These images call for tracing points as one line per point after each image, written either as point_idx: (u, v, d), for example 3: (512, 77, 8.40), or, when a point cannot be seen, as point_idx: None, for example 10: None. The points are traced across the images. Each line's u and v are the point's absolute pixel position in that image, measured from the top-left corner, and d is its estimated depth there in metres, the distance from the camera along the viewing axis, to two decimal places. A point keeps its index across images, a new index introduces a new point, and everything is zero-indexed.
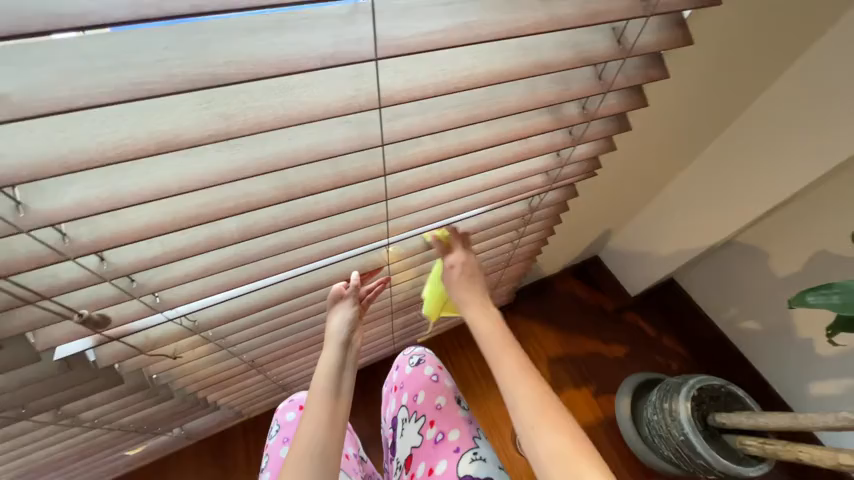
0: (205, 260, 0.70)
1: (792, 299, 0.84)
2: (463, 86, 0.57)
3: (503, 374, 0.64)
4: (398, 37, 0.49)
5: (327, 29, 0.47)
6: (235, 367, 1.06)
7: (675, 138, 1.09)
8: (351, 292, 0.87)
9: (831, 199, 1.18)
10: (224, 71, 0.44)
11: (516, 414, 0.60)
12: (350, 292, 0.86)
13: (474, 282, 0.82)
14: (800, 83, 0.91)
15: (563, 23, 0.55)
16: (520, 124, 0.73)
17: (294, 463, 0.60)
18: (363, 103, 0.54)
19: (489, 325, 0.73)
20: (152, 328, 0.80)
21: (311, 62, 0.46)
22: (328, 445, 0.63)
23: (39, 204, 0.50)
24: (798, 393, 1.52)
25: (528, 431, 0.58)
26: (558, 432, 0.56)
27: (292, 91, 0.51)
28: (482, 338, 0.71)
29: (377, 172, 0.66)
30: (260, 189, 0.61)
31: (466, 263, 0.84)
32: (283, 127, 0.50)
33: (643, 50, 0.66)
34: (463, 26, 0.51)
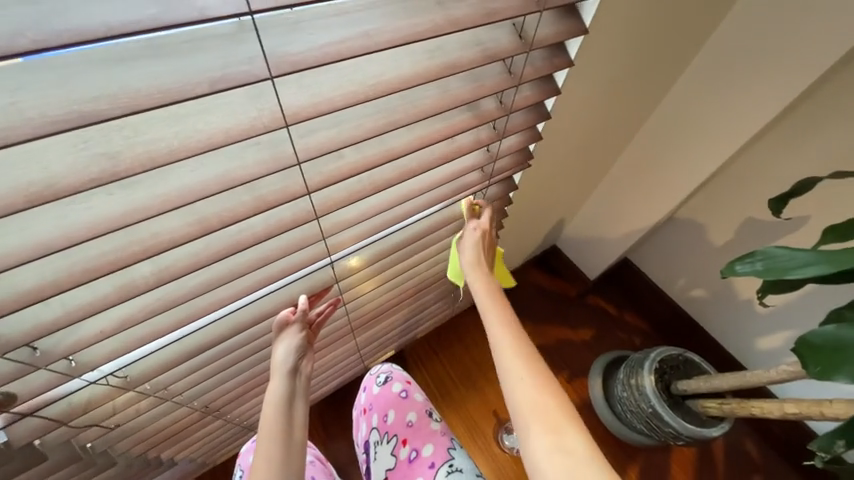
0: (124, 311, 0.64)
1: (725, 269, 0.89)
2: (373, 94, 0.55)
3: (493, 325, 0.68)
4: (288, 53, 0.46)
5: (213, 52, 0.44)
6: (186, 417, 0.98)
7: (612, 121, 1.14)
8: (299, 316, 0.84)
9: (751, 171, 1.29)
10: (96, 108, 0.40)
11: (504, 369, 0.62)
12: (298, 317, 0.84)
13: (489, 249, 0.87)
14: (712, 58, 1.00)
15: (462, 24, 0.55)
16: (442, 125, 0.73)
17: None
18: (268, 124, 0.50)
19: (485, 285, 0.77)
20: (75, 394, 0.73)
21: (199, 87, 0.42)
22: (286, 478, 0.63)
23: None
24: (747, 349, 1.64)
25: (509, 376, 0.61)
26: (537, 384, 0.59)
27: (185, 120, 0.48)
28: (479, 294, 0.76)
29: (297, 192, 0.62)
30: (172, 226, 0.56)
31: (487, 231, 0.89)
32: (180, 159, 0.46)
33: (542, 44, 0.67)
34: (361, 36, 0.49)
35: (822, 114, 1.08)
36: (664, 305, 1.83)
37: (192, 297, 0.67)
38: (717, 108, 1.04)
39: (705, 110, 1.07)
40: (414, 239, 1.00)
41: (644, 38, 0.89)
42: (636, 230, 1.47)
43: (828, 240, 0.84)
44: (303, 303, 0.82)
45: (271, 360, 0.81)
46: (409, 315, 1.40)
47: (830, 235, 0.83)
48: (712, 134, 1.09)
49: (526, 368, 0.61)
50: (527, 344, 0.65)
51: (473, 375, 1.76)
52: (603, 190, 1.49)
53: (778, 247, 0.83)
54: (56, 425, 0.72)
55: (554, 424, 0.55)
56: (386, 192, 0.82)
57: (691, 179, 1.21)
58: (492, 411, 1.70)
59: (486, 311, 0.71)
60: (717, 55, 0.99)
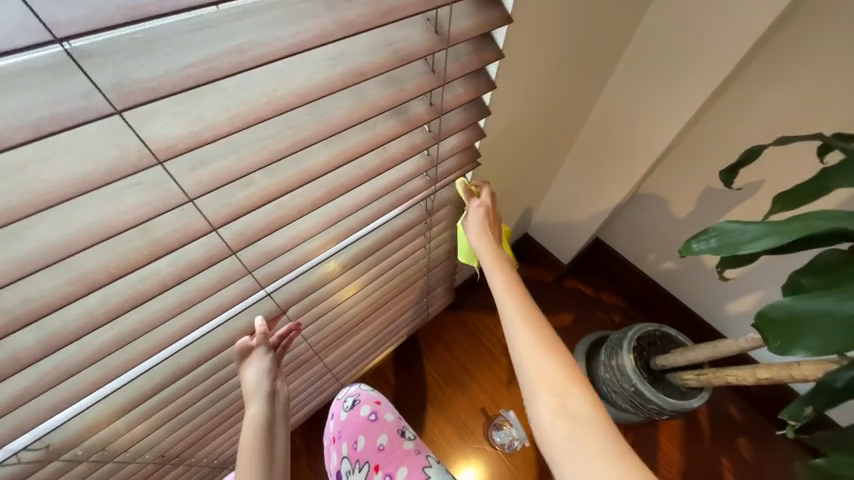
0: (16, 385, 0.57)
1: (683, 250, 0.87)
2: (263, 115, 0.48)
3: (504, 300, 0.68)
4: (135, 80, 0.39)
5: (32, 92, 0.37)
6: (139, 470, 0.91)
7: (566, 99, 1.08)
8: (260, 340, 0.77)
9: (705, 137, 1.27)
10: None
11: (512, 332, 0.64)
12: (259, 341, 0.77)
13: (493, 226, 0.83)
14: (655, 30, 0.97)
15: (355, 27, 0.48)
16: (366, 135, 0.66)
17: None
18: (135, 163, 0.44)
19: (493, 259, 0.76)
20: None
21: (17, 134, 0.35)
22: None
23: None
24: (720, 313, 1.66)
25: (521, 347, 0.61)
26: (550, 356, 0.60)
27: (24, 169, 0.41)
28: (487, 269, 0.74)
29: (200, 230, 0.56)
30: (50, 287, 0.50)
31: (489, 208, 0.85)
32: (16, 220, 0.39)
33: (461, 37, 0.60)
34: (229, 52, 0.43)
35: (762, 74, 1.07)
36: (638, 280, 1.83)
37: (98, 357, 0.60)
38: (670, 74, 0.99)
39: (658, 79, 1.02)
40: (371, 252, 0.94)
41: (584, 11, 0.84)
42: (600, 210, 1.45)
43: (777, 210, 0.82)
44: (263, 325, 0.77)
45: (242, 388, 0.75)
46: (380, 326, 1.35)
47: (778, 205, 0.81)
48: (664, 103, 1.05)
49: (539, 337, 0.62)
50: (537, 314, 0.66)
51: (456, 375, 1.73)
52: (564, 172, 1.46)
53: (730, 222, 0.82)
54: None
55: (568, 393, 0.56)
56: (320, 212, 0.76)
57: (646, 155, 1.18)
58: (480, 409, 1.68)
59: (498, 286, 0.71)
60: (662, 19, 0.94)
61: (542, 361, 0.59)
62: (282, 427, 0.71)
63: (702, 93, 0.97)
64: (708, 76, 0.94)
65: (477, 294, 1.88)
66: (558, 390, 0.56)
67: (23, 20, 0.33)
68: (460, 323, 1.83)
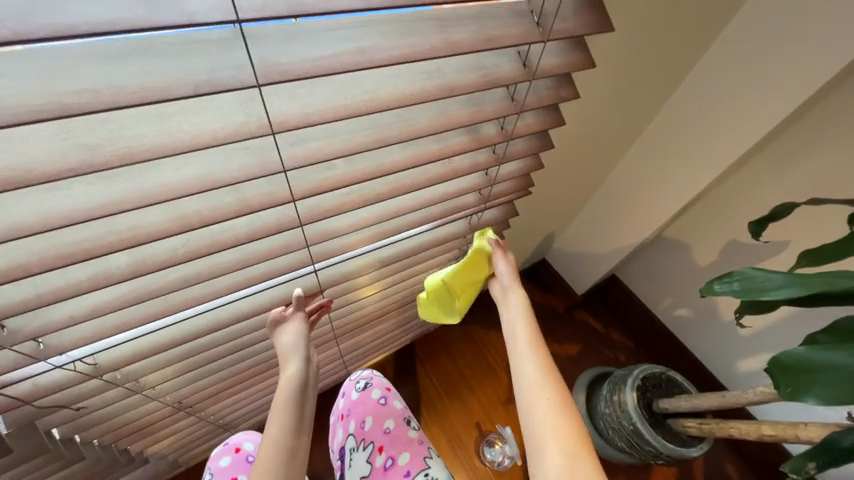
0: (98, 299, 0.64)
1: (704, 289, 0.90)
2: (365, 110, 0.56)
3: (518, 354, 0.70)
4: (279, 63, 0.47)
5: (202, 58, 0.45)
6: (157, 411, 0.96)
7: (602, 137, 1.16)
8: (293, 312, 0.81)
9: (738, 195, 1.31)
10: (76, 100, 0.40)
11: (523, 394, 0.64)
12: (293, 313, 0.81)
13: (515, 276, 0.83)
14: (698, 84, 1.03)
15: (459, 48, 0.55)
16: (437, 144, 0.73)
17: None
18: (254, 130, 0.51)
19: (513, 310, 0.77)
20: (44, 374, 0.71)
21: (184, 89, 0.43)
22: (291, 469, 0.62)
23: None
24: (728, 371, 1.65)
25: (528, 402, 0.63)
26: (556, 414, 0.60)
27: (172, 119, 0.49)
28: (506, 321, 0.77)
29: (283, 198, 0.63)
30: (154, 220, 0.57)
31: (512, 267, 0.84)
32: (159, 157, 0.47)
33: (547, 72, 0.67)
34: (354, 51, 0.50)
35: (800, 142, 1.12)
36: (651, 325, 1.84)
37: (167, 291, 0.67)
38: (709, 128, 1.05)
39: (691, 131, 1.09)
40: (411, 253, 1.02)
41: (631, 58, 0.93)
42: (622, 248, 1.49)
43: (803, 264, 0.85)
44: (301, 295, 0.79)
45: (276, 347, 0.78)
46: (398, 325, 1.40)
47: (805, 259, 0.84)
48: (696, 156, 1.11)
49: (546, 394, 0.62)
50: (551, 369, 0.66)
51: (456, 385, 1.75)
52: (592, 205, 1.51)
53: (756, 269, 0.85)
54: (18, 403, 0.70)
55: (573, 455, 0.56)
56: (378, 205, 0.83)
57: (675, 199, 1.22)
58: (475, 422, 1.69)
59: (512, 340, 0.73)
60: (703, 78, 1.01)
61: (550, 424, 0.59)
62: (311, 392, 0.74)
63: (738, 150, 1.01)
64: (745, 134, 0.99)
65: (488, 309, 1.92)
66: (563, 451, 0.56)
67: (220, 3, 0.41)
68: (468, 335, 1.86)
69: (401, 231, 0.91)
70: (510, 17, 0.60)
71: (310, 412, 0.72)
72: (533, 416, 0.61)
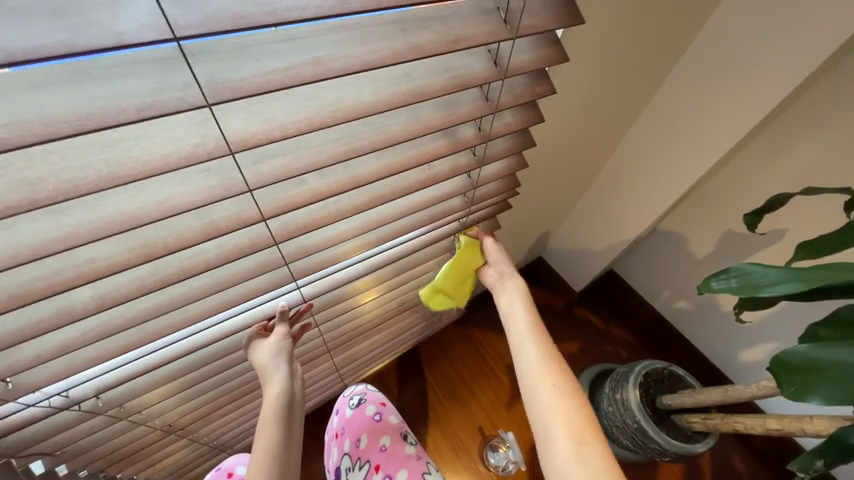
0: (64, 336, 0.61)
1: (702, 286, 0.89)
2: (330, 120, 0.53)
3: (517, 336, 0.68)
4: (229, 79, 0.44)
5: (145, 79, 0.42)
6: (146, 436, 0.93)
7: (593, 131, 1.13)
8: (280, 319, 0.79)
9: (731, 182, 1.29)
10: (5, 135, 0.37)
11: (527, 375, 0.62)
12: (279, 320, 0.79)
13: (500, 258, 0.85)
14: (687, 75, 1.00)
15: (425, 51, 0.52)
16: (413, 151, 0.70)
17: None
18: (211, 150, 0.48)
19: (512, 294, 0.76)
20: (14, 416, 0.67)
21: (125, 114, 0.40)
22: None
23: None
24: (731, 361, 1.63)
25: (531, 383, 0.61)
26: (564, 397, 0.58)
27: (121, 145, 0.46)
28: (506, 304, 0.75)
29: (252, 217, 0.60)
30: (114, 251, 0.54)
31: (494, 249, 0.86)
32: (110, 188, 0.44)
33: (517, 71, 0.65)
34: (312, 62, 0.47)
35: (793, 127, 1.10)
36: (651, 317, 1.82)
37: (138, 321, 0.64)
38: (700, 118, 1.02)
39: (683, 120, 1.06)
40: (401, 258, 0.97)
41: (621, 49, 0.89)
42: (617, 243, 1.46)
43: (800, 257, 0.83)
44: (285, 307, 0.78)
45: (255, 367, 0.75)
46: (394, 332, 1.38)
47: (803, 251, 0.82)
48: (690, 145, 1.08)
49: (552, 375, 0.60)
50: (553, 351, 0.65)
51: (457, 390, 1.73)
52: (585, 201, 1.49)
53: (753, 265, 0.83)
54: None
55: (585, 439, 0.54)
56: (358, 217, 0.80)
57: (669, 192, 1.20)
58: (477, 428, 1.66)
59: (512, 321, 0.71)
60: (691, 68, 0.99)
61: (556, 407, 0.57)
62: (297, 410, 0.72)
63: (730, 139, 0.99)
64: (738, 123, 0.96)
65: (486, 310, 1.89)
66: (575, 435, 0.54)
67: (153, 20, 0.38)
68: (467, 338, 1.83)
69: (384, 241, 0.88)
70: (477, 15, 0.57)
71: (298, 434, 0.70)
72: (539, 396, 0.59)
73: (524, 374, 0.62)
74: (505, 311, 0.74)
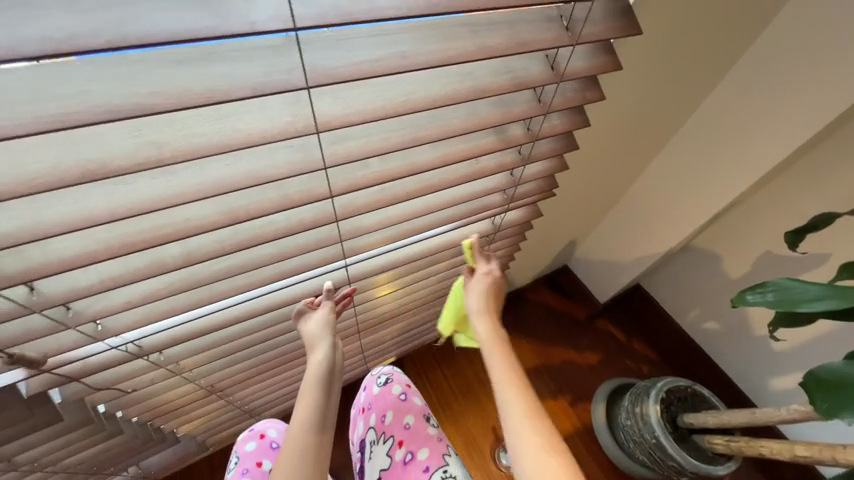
0: (149, 287, 0.69)
1: (735, 300, 0.87)
2: (401, 110, 0.59)
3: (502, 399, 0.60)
4: (325, 67, 0.51)
5: (259, 61, 0.49)
6: (193, 393, 1.02)
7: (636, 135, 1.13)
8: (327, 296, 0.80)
9: (770, 203, 1.27)
10: (153, 101, 0.44)
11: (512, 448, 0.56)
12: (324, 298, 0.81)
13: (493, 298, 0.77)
14: (735, 89, 1.00)
15: (492, 52, 0.57)
16: (466, 145, 0.75)
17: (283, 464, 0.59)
18: (301, 128, 0.55)
19: (491, 343, 0.68)
20: (94, 356, 0.76)
21: (242, 91, 0.47)
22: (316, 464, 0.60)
23: None
24: (759, 387, 1.58)
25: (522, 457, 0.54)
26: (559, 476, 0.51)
27: (228, 118, 0.53)
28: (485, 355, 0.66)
29: (321, 194, 0.66)
30: (203, 213, 0.61)
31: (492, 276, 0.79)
32: (218, 153, 0.51)
33: (574, 75, 0.69)
34: (395, 56, 0.53)
35: (839, 153, 1.08)
36: (676, 336, 1.79)
37: (213, 279, 0.72)
38: (748, 132, 1.01)
39: (732, 128, 1.03)
40: (437, 250, 1.03)
41: (676, 51, 0.89)
42: (647, 255, 1.45)
43: (842, 277, 0.82)
44: (332, 286, 0.79)
45: (304, 337, 0.78)
46: (419, 323, 1.43)
47: (843, 273, 0.82)
48: (732, 159, 1.07)
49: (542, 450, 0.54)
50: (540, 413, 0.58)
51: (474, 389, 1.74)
52: (617, 211, 1.49)
53: (790, 280, 0.82)
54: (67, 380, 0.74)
55: None
56: (406, 204, 0.85)
57: (704, 205, 1.19)
58: (491, 427, 1.67)
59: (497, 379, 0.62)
60: (739, 81, 0.99)
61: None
62: (336, 380, 0.73)
63: (774, 156, 0.98)
64: (783, 140, 0.95)
65: (508, 313, 1.91)
66: None
67: (279, 12, 0.44)
68: None
69: (425, 229, 0.93)
70: (540, 21, 0.62)
71: (336, 403, 0.71)
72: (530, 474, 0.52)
73: (516, 464, 0.54)
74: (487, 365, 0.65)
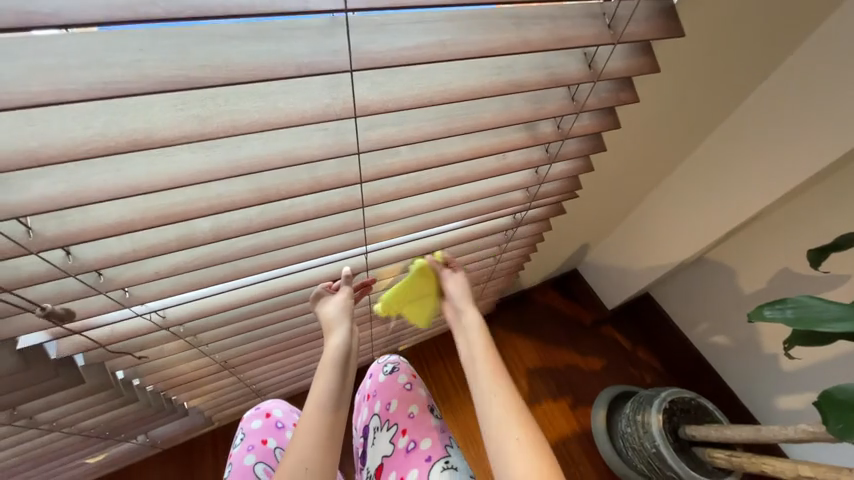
0: (177, 258, 0.70)
1: (751, 313, 0.86)
2: (438, 100, 0.59)
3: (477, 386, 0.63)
4: (369, 51, 0.51)
5: (306, 41, 0.49)
6: (207, 367, 1.04)
7: (651, 150, 1.07)
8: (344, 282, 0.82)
9: (792, 221, 1.24)
10: (202, 76, 0.45)
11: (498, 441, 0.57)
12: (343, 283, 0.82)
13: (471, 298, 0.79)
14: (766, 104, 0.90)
15: (533, 47, 0.57)
16: (495, 139, 0.75)
17: (299, 441, 0.60)
18: (340, 112, 0.56)
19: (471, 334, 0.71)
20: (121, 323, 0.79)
21: (289, 69, 0.48)
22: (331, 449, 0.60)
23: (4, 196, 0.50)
24: (765, 407, 1.55)
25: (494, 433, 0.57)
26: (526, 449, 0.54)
27: (269, 96, 0.53)
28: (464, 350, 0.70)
29: (351, 179, 0.67)
30: (234, 190, 0.62)
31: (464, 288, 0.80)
32: (259, 131, 0.52)
33: (611, 76, 0.68)
34: (436, 44, 0.53)
35: None
36: (682, 347, 1.78)
37: (239, 256, 0.73)
38: (771, 150, 0.93)
39: (754, 147, 0.96)
40: (453, 244, 1.03)
41: (697, 65, 0.82)
42: (657, 267, 1.40)
43: None
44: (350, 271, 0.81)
45: (322, 319, 0.79)
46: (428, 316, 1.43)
47: None
48: (753, 176, 1.00)
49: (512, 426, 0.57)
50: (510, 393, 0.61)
51: None
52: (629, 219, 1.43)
53: (811, 298, 0.81)
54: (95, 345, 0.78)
55: None
56: (430, 195, 0.85)
57: (718, 222, 1.13)
58: None
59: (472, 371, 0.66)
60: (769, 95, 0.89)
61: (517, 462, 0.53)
62: (352, 366, 0.73)
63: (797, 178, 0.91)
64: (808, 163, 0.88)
65: (515, 313, 1.91)
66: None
67: None
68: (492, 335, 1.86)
69: (445, 223, 0.93)
70: (583, 18, 0.61)
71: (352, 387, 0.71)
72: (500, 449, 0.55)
73: (489, 446, 0.56)
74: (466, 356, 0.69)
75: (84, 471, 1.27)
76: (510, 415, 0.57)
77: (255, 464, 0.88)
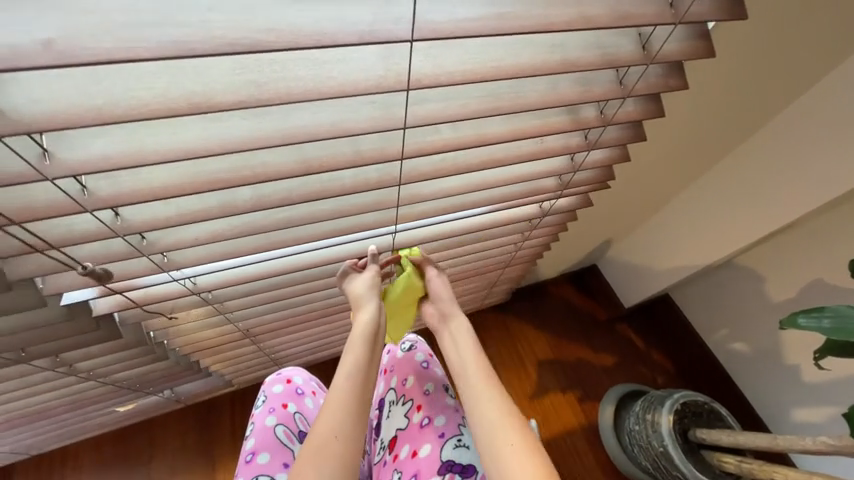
0: (219, 226, 0.72)
1: (784, 321, 0.80)
2: (488, 75, 0.58)
3: (469, 389, 0.63)
4: (431, 22, 0.50)
5: (365, 7, 0.48)
6: (230, 333, 1.07)
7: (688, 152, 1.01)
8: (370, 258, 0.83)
9: (833, 232, 1.17)
10: (265, 39, 0.45)
11: (485, 448, 0.57)
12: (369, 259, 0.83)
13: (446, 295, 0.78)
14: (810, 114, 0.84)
15: (593, 23, 0.55)
16: (537, 121, 0.73)
17: (335, 402, 0.63)
18: (391, 85, 0.55)
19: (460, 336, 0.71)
20: (156, 286, 0.83)
21: (349, 37, 0.47)
22: (359, 422, 0.62)
23: (63, 153, 0.52)
24: (779, 416, 1.53)
25: (489, 444, 0.56)
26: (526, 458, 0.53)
27: (324, 65, 0.53)
28: (451, 352, 0.70)
29: (393, 154, 0.67)
30: (282, 162, 0.63)
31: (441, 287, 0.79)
32: (313, 99, 0.52)
33: (666, 58, 0.65)
34: (495, 16, 0.52)
35: None
36: (697, 353, 1.75)
37: (270, 230, 0.74)
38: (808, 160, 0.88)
39: (804, 152, 0.88)
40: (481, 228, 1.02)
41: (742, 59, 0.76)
42: (678, 268, 1.35)
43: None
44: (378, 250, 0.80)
45: (348, 295, 0.80)
46: None
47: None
48: (788, 185, 0.94)
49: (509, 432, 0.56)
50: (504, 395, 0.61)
51: None
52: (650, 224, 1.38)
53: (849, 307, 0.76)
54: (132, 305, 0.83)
55: None
56: (465, 177, 0.85)
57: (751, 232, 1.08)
58: None
59: (459, 370, 0.66)
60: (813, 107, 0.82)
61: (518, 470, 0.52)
62: (381, 340, 0.75)
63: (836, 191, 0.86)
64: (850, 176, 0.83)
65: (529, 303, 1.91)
66: None
67: None
68: (504, 325, 1.86)
69: (474, 207, 0.93)
70: None
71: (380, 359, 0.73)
72: (500, 456, 0.54)
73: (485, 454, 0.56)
74: (455, 359, 0.69)
75: (112, 417, 1.35)
76: (503, 421, 0.57)
77: (276, 425, 0.92)
